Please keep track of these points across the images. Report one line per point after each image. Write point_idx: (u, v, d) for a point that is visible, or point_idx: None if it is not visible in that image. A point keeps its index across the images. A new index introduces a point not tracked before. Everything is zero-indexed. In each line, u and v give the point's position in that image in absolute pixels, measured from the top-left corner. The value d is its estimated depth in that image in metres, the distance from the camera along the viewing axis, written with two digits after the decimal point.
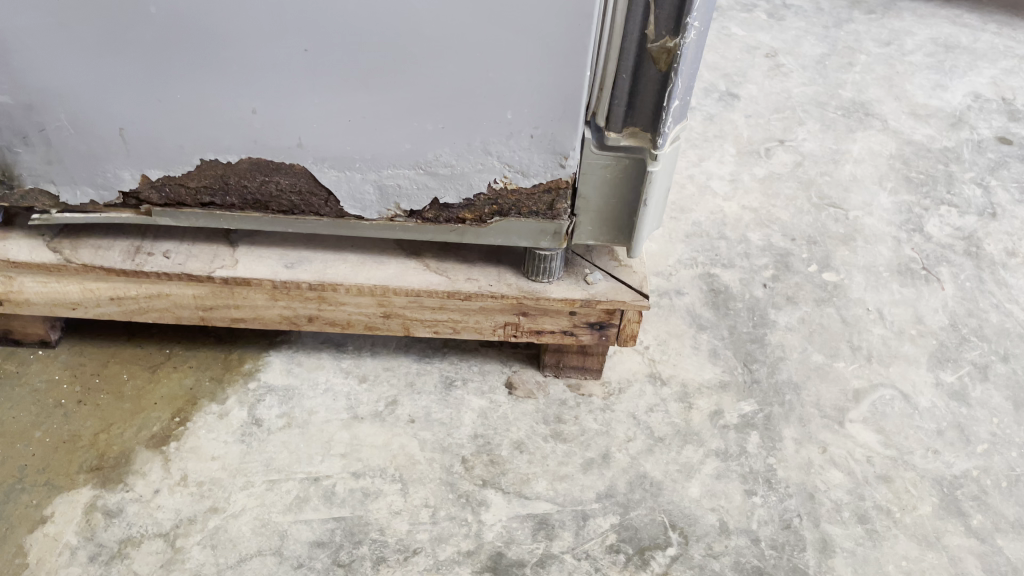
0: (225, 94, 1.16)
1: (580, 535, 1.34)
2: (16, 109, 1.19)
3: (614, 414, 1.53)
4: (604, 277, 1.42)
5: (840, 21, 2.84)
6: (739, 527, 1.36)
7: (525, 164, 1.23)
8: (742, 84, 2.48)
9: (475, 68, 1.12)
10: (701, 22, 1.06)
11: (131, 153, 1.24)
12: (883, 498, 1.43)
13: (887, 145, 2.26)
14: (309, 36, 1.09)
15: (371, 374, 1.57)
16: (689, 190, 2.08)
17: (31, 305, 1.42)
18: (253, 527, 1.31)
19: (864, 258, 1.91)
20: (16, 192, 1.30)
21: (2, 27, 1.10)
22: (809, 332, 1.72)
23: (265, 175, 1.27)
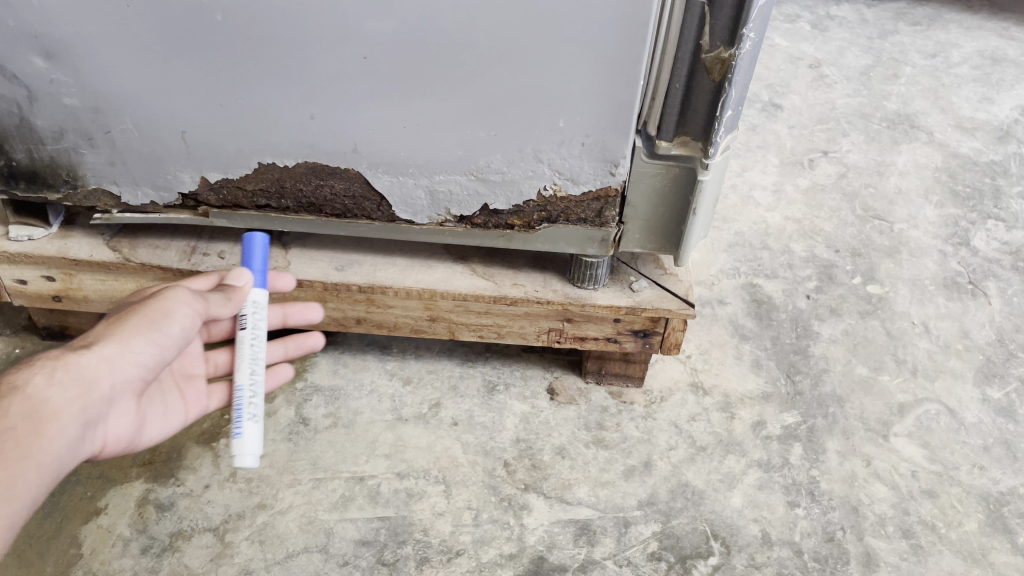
0: (286, 100, 1.19)
1: (621, 541, 1.34)
2: (83, 112, 1.23)
3: (656, 423, 1.53)
4: (649, 284, 1.43)
5: (885, 32, 2.82)
6: (782, 539, 1.36)
7: (575, 171, 1.24)
8: (786, 95, 2.48)
9: (530, 76, 1.13)
10: (756, 33, 1.06)
11: (192, 155, 1.28)
12: (927, 513, 1.41)
13: (933, 158, 2.24)
14: (368, 44, 1.11)
15: (416, 376, 1.59)
16: (731, 200, 2.08)
17: (89, 302, 1.45)
18: (299, 524, 1.34)
19: (909, 270, 1.89)
20: (79, 192, 1.34)
21: (72, 33, 1.13)
22: (853, 344, 1.71)
23: (320, 179, 1.30)
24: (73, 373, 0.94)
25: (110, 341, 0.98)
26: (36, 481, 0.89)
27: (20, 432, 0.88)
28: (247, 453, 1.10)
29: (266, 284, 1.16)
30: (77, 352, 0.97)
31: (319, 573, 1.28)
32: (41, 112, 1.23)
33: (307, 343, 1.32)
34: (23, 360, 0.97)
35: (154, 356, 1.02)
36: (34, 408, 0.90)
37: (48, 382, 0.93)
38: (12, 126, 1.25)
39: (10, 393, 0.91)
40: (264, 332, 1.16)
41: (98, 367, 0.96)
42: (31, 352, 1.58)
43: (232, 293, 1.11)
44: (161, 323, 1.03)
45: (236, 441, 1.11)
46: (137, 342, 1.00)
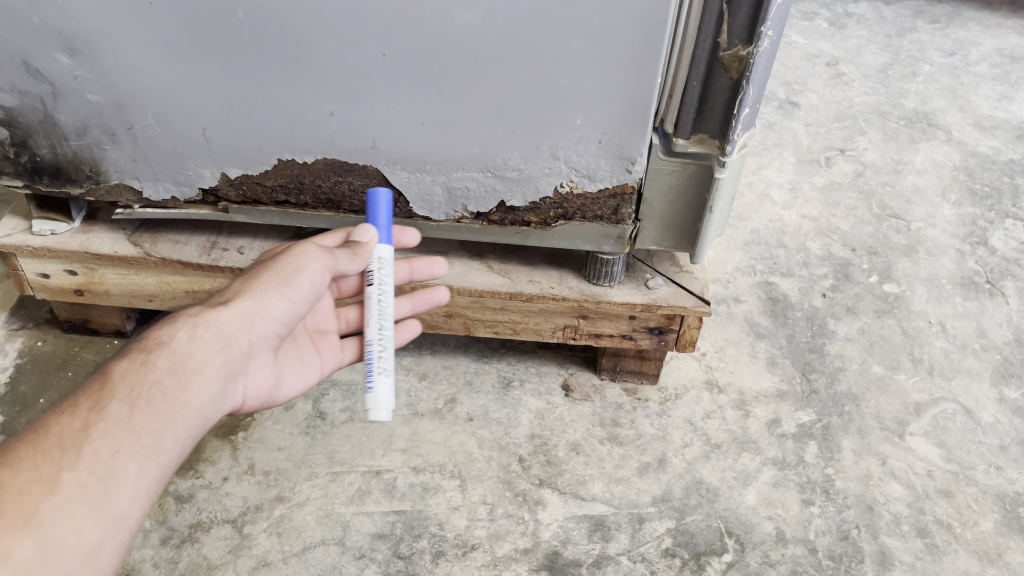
0: (306, 97, 1.21)
1: (636, 538, 1.35)
2: (106, 108, 1.25)
3: (670, 420, 1.53)
4: (665, 282, 1.43)
5: (903, 30, 2.80)
6: (797, 537, 1.36)
7: (592, 169, 1.25)
8: (803, 93, 2.47)
9: (548, 74, 1.14)
10: (775, 31, 1.06)
11: (213, 151, 1.29)
12: (943, 513, 1.41)
13: (951, 157, 2.23)
14: (388, 42, 1.12)
15: (431, 372, 1.60)
16: (747, 198, 2.08)
17: (110, 295, 1.48)
18: (317, 517, 1.35)
19: (926, 269, 1.89)
20: (102, 187, 1.36)
21: (96, 30, 1.15)
22: (869, 343, 1.71)
23: (339, 175, 1.31)
24: (213, 328, 0.97)
25: (246, 299, 1.01)
26: (186, 432, 0.89)
27: (170, 383, 0.90)
28: (381, 408, 1.08)
29: (391, 238, 1.13)
30: (216, 308, 0.99)
31: (336, 565, 1.29)
32: (64, 108, 1.25)
33: (434, 298, 1.28)
34: (167, 318, 1.00)
35: (286, 310, 1.04)
36: (180, 361, 0.92)
37: (191, 337, 0.95)
38: (36, 122, 1.27)
39: (157, 348, 0.93)
40: (390, 287, 1.13)
41: (237, 323, 0.99)
42: (53, 345, 1.60)
43: (360, 248, 1.09)
44: (291, 279, 1.04)
45: (369, 395, 1.08)
46: (270, 298, 1.02)
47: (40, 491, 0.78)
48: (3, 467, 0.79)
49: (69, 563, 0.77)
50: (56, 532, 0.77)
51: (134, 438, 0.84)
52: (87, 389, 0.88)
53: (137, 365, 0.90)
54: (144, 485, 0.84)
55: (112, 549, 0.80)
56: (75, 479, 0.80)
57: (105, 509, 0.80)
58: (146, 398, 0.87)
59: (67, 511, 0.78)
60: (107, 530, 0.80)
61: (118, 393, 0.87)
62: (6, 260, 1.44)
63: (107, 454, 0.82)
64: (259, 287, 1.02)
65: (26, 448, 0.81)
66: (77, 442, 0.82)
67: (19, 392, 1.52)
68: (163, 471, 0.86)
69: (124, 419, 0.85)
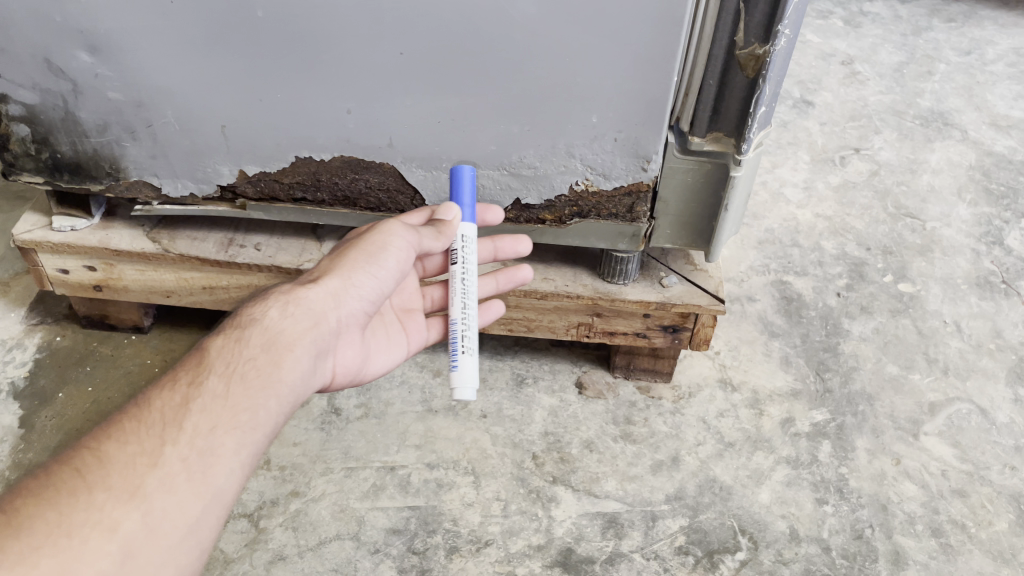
0: (324, 94, 1.22)
1: (649, 535, 1.35)
2: (126, 106, 1.26)
3: (684, 418, 1.54)
4: (679, 280, 1.44)
5: (918, 29, 2.79)
6: (810, 535, 1.36)
7: (607, 167, 1.25)
8: (817, 91, 2.46)
9: (564, 72, 1.14)
10: (791, 29, 1.06)
11: (231, 148, 1.31)
12: (957, 512, 1.41)
13: (967, 156, 2.22)
14: (405, 40, 1.13)
15: (445, 368, 1.61)
16: (761, 197, 2.08)
17: (129, 291, 1.50)
18: (332, 512, 1.36)
19: (941, 269, 1.88)
20: (121, 184, 1.38)
21: (117, 28, 1.16)
22: (884, 343, 1.70)
23: (355, 173, 1.33)
24: (304, 305, 1.03)
25: (335, 277, 1.07)
26: (279, 406, 0.96)
27: (263, 360, 0.96)
28: (466, 386, 1.12)
29: (474, 217, 1.19)
30: (305, 287, 1.05)
31: (351, 560, 1.30)
32: (85, 105, 1.26)
33: (517, 277, 1.31)
34: (259, 297, 1.06)
35: (372, 288, 1.09)
36: (273, 339, 0.99)
37: (283, 315, 1.01)
38: (58, 119, 1.28)
39: (251, 325, 1.00)
40: (473, 267, 1.17)
41: (325, 300, 1.05)
42: (71, 340, 1.62)
43: (444, 226, 1.14)
44: (378, 256, 1.09)
45: (455, 373, 1.12)
46: (357, 276, 1.07)
47: (146, 463, 0.84)
48: (110, 441, 0.84)
49: (172, 534, 0.82)
50: (159, 505, 0.82)
51: (231, 413, 0.90)
52: (185, 366, 0.95)
53: (232, 342, 0.97)
54: (239, 459, 0.89)
55: (210, 521, 0.86)
56: (177, 454, 0.85)
57: (205, 481, 0.86)
58: (241, 374, 0.94)
59: (170, 485, 0.84)
60: (207, 503, 0.86)
61: (215, 369, 0.93)
62: (26, 255, 1.46)
63: (206, 429, 0.88)
64: (347, 266, 1.07)
65: (131, 421, 0.87)
66: (179, 416, 0.88)
67: (38, 386, 1.54)
68: (257, 446, 0.92)
69: (221, 395, 0.91)
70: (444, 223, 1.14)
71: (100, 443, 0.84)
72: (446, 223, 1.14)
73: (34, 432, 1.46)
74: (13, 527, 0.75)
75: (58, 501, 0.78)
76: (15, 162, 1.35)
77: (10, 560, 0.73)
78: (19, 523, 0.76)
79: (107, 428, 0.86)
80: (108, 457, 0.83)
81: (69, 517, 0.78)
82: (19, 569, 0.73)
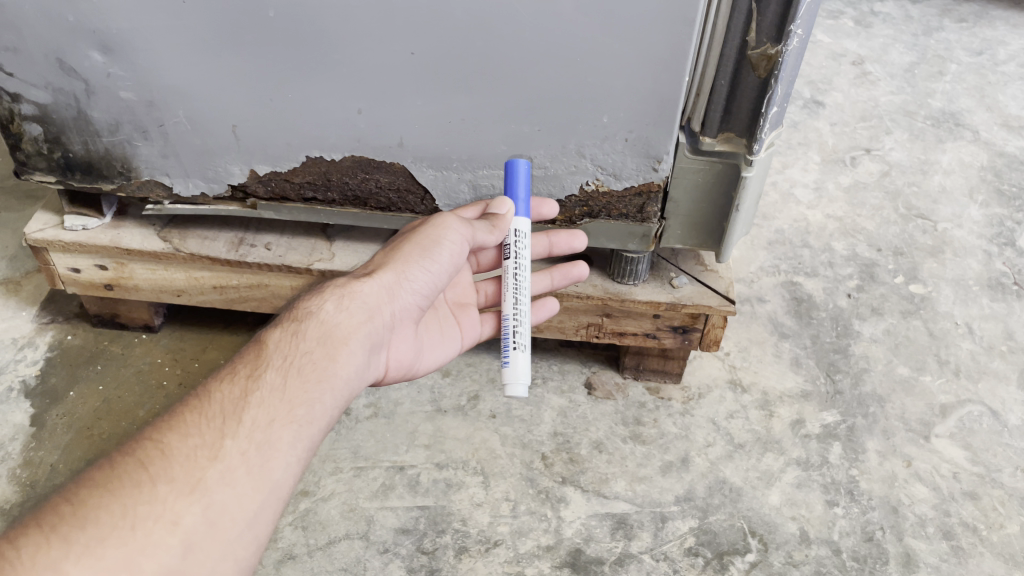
0: (335, 94, 1.22)
1: (658, 536, 1.35)
2: (138, 105, 1.26)
3: (694, 419, 1.53)
4: (689, 281, 1.43)
5: (930, 29, 2.78)
6: (820, 537, 1.35)
7: (618, 167, 1.25)
8: (828, 92, 2.45)
9: (575, 72, 1.14)
10: (804, 29, 1.05)
11: (242, 148, 1.31)
12: (969, 515, 1.40)
13: (979, 157, 2.21)
14: (417, 40, 1.13)
15: (454, 368, 1.60)
16: (772, 198, 2.07)
17: (139, 290, 1.50)
18: (341, 511, 1.36)
19: (953, 270, 1.87)
20: (133, 183, 1.38)
21: (129, 28, 1.16)
22: (895, 344, 1.70)
23: (366, 172, 1.33)
24: (359, 299, 1.05)
25: (389, 271, 1.08)
26: (333, 401, 0.98)
27: (319, 354, 0.99)
28: (518, 384, 1.12)
29: (528, 211, 1.15)
30: (360, 281, 1.07)
31: (361, 559, 1.30)
32: (97, 105, 1.27)
33: (573, 273, 1.33)
34: (315, 291, 1.09)
35: (425, 282, 1.10)
36: (329, 333, 1.01)
37: (338, 309, 1.03)
38: (69, 118, 1.29)
39: (308, 319, 1.02)
40: (526, 260, 1.16)
41: (380, 294, 1.06)
42: (82, 339, 1.63)
43: (497, 220, 1.13)
44: (432, 251, 1.10)
45: (506, 370, 1.13)
46: (411, 271, 1.09)
47: (207, 456, 0.86)
48: (173, 433, 0.87)
49: (231, 527, 0.84)
50: (219, 498, 0.84)
51: (288, 407, 0.93)
52: (243, 359, 0.97)
53: (289, 336, 0.99)
54: (295, 454, 0.91)
55: (267, 514, 0.88)
56: (236, 447, 0.87)
57: (263, 475, 0.88)
58: (298, 368, 0.96)
59: (229, 478, 0.86)
60: (264, 496, 0.88)
61: (273, 363, 0.96)
62: (37, 254, 1.46)
63: (264, 423, 0.90)
64: (402, 260, 1.09)
65: (192, 414, 0.89)
66: (238, 410, 0.91)
67: (49, 384, 1.54)
68: (313, 440, 0.94)
69: (279, 389, 0.94)
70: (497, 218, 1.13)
71: (162, 436, 0.86)
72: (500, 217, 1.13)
73: (45, 430, 1.46)
74: (81, 518, 0.77)
75: (123, 492, 0.81)
76: (27, 162, 1.36)
77: (78, 551, 0.75)
78: (86, 514, 0.78)
79: (170, 420, 0.89)
80: (170, 450, 0.85)
81: (134, 510, 0.80)
82: (87, 560, 0.75)
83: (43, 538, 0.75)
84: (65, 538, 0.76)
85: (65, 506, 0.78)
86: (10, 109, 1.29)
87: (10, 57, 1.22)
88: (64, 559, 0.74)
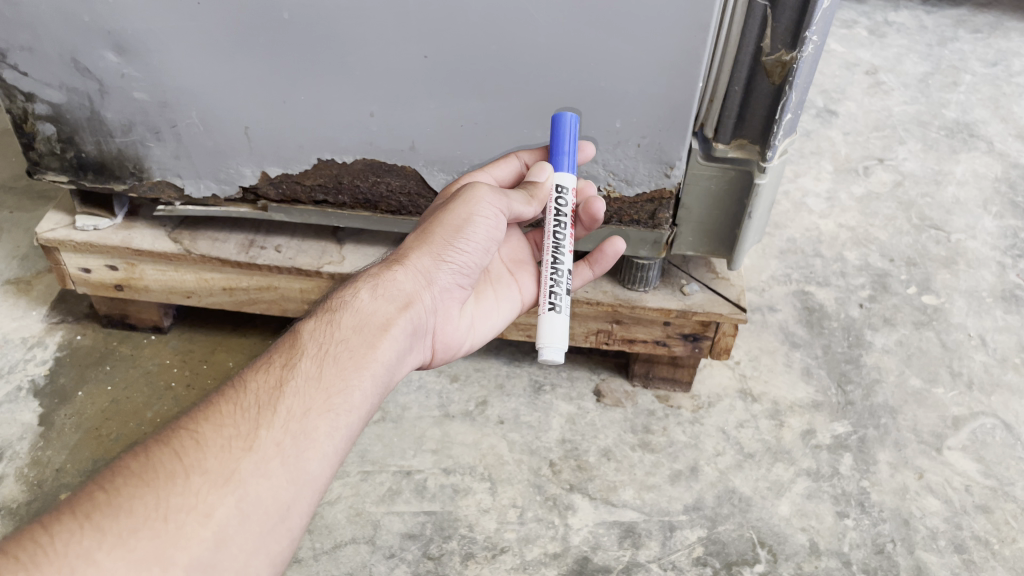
0: (348, 97, 1.22)
1: (666, 545, 1.33)
2: (151, 106, 1.27)
3: (703, 428, 1.52)
4: (700, 288, 1.42)
5: (944, 39, 2.76)
6: (830, 549, 1.34)
7: (630, 173, 1.25)
8: (841, 101, 2.45)
9: (588, 77, 1.14)
10: (819, 36, 1.05)
11: (254, 149, 1.31)
12: (981, 529, 1.38)
13: (993, 168, 2.19)
14: (430, 44, 1.13)
15: (463, 374, 1.60)
16: (783, 206, 2.06)
17: (149, 290, 1.51)
18: (348, 515, 1.36)
19: (966, 281, 1.85)
20: (145, 184, 1.38)
21: (144, 29, 1.17)
22: (907, 355, 1.68)
23: (377, 176, 1.33)
24: (394, 286, 0.97)
25: (423, 255, 1.00)
26: (374, 388, 0.90)
27: (356, 342, 0.91)
28: (552, 348, 1.05)
29: (573, 166, 1.06)
30: (394, 267, 0.99)
31: (367, 564, 1.30)
32: (111, 105, 1.27)
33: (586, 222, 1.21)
34: (350, 278, 1.02)
35: (463, 260, 1.02)
36: (366, 320, 0.94)
37: (374, 297, 0.96)
38: (83, 119, 1.29)
39: (342, 308, 0.95)
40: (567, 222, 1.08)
41: (416, 280, 0.99)
42: (91, 339, 1.63)
43: (535, 190, 1.05)
44: (465, 230, 1.01)
45: (541, 332, 1.06)
46: (448, 252, 1.01)
47: (241, 447, 0.79)
48: (207, 423, 0.80)
49: (265, 521, 0.78)
50: (254, 490, 0.78)
51: (324, 396, 0.85)
52: (277, 349, 0.90)
53: (325, 324, 0.92)
54: (332, 445, 0.84)
55: (303, 508, 0.81)
56: (272, 438, 0.80)
57: (300, 467, 0.81)
58: (334, 355, 0.89)
59: (265, 470, 0.79)
60: (299, 490, 0.81)
61: (307, 352, 0.89)
62: (49, 254, 1.47)
63: (300, 413, 0.83)
64: (438, 238, 1.01)
65: (225, 403, 0.83)
66: (273, 399, 0.84)
67: (58, 384, 1.54)
68: (352, 429, 0.86)
69: (314, 377, 0.86)
70: (534, 185, 1.05)
71: (197, 425, 0.80)
72: (539, 185, 1.05)
73: (53, 429, 1.47)
74: (114, 507, 0.72)
75: (157, 482, 0.75)
76: (40, 161, 1.37)
77: (111, 541, 0.70)
78: (121, 503, 0.72)
79: (205, 409, 0.82)
80: (205, 439, 0.79)
81: (168, 500, 0.74)
82: (120, 551, 0.70)
83: (77, 526, 0.70)
84: (99, 526, 0.70)
85: (99, 494, 0.73)
86: (24, 108, 1.29)
87: (25, 56, 1.22)
88: (97, 549, 0.69)
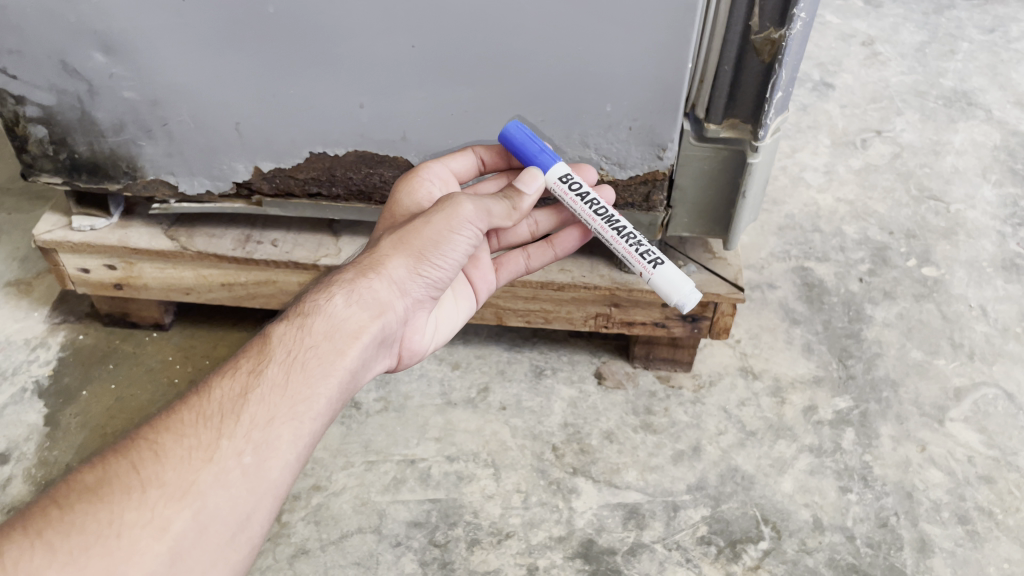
0: (336, 89, 1.21)
1: (670, 525, 1.34)
2: (142, 104, 1.26)
3: (705, 408, 1.53)
4: (698, 269, 1.42)
5: (941, 7, 2.73)
6: (834, 524, 1.35)
7: (623, 156, 1.25)
8: (837, 73, 2.43)
9: (577, 61, 1.13)
10: (807, 13, 1.04)
11: (246, 145, 1.31)
12: (984, 499, 1.39)
13: (992, 136, 2.17)
14: (417, 33, 1.13)
15: (464, 361, 1.60)
16: (781, 182, 2.05)
17: (148, 288, 1.51)
18: (354, 505, 1.37)
19: (966, 252, 1.85)
20: (139, 183, 1.38)
21: (130, 28, 1.16)
22: (908, 328, 1.68)
23: (370, 167, 1.32)
24: (369, 295, 0.94)
25: (400, 265, 0.96)
26: (337, 395, 0.88)
27: (326, 348, 0.89)
28: (681, 294, 1.05)
29: (553, 158, 1.07)
30: (370, 274, 0.95)
31: (373, 553, 1.31)
32: (101, 105, 1.27)
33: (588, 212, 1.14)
34: (326, 278, 0.98)
35: (437, 275, 0.98)
36: (338, 329, 0.91)
37: (348, 305, 0.92)
38: (74, 120, 1.29)
39: (314, 313, 0.91)
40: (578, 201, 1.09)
41: (391, 290, 0.95)
42: (94, 338, 1.64)
43: (519, 200, 1.00)
44: (443, 245, 0.96)
45: (666, 288, 1.06)
46: (424, 263, 0.97)
47: (201, 457, 0.78)
48: (167, 433, 0.79)
49: (223, 532, 0.77)
50: (213, 502, 0.77)
51: (289, 404, 0.84)
52: (245, 353, 0.88)
53: (296, 329, 0.89)
54: (295, 453, 0.83)
55: (263, 517, 0.80)
56: (232, 448, 0.79)
57: (260, 476, 0.80)
58: (301, 362, 0.87)
59: (225, 480, 0.78)
60: (259, 498, 0.80)
61: (276, 358, 0.87)
62: (47, 255, 1.47)
63: (262, 421, 0.82)
64: (415, 244, 0.96)
65: (189, 412, 0.81)
66: (236, 407, 0.82)
67: (62, 384, 1.55)
68: (316, 433, 0.85)
69: (280, 384, 0.84)
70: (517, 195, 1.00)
71: (157, 435, 0.79)
72: (522, 197, 1.00)
73: (59, 430, 1.48)
74: (67, 524, 0.71)
75: (112, 497, 0.74)
76: (34, 163, 1.36)
77: (63, 559, 0.69)
78: (73, 520, 0.71)
79: (166, 418, 0.81)
80: (164, 451, 0.78)
81: (121, 515, 0.73)
82: (70, 569, 0.69)
83: (28, 543, 0.69)
84: (50, 544, 0.70)
85: (53, 509, 0.72)
86: (15, 111, 1.29)
87: (13, 59, 1.22)
88: (47, 568, 0.68)
